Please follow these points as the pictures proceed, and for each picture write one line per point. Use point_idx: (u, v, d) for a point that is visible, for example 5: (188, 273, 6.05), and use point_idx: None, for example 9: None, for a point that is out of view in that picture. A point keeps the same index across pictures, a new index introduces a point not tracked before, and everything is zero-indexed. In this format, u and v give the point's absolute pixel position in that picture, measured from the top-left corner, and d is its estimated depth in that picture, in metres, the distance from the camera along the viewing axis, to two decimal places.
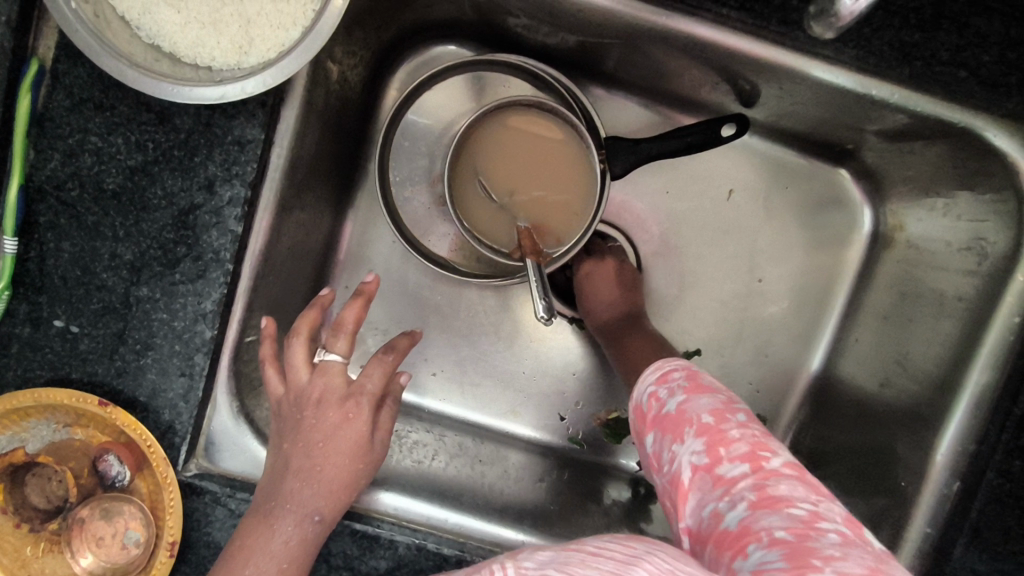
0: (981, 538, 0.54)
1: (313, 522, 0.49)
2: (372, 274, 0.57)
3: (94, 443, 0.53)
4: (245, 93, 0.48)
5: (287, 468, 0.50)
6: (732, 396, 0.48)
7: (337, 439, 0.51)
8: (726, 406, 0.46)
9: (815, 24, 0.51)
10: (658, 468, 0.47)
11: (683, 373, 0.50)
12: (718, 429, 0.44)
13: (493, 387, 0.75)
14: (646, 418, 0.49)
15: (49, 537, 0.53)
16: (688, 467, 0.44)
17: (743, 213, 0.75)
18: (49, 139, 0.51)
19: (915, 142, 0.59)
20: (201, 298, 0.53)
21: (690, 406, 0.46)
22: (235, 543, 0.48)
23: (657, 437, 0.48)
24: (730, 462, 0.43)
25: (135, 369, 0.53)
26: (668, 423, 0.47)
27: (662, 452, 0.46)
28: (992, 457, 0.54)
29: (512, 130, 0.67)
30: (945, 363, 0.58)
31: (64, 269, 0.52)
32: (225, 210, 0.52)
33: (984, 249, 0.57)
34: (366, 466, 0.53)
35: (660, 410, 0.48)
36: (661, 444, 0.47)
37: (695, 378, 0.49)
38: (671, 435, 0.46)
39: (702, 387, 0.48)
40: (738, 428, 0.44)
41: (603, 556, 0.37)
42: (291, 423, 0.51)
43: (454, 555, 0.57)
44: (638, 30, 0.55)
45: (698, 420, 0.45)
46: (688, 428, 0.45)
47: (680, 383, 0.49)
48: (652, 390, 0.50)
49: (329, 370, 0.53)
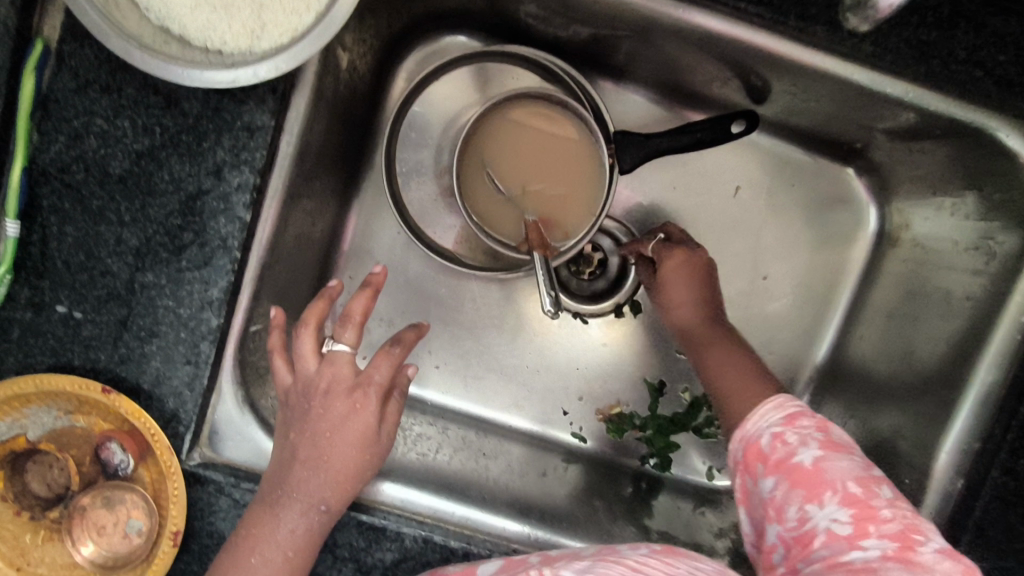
0: (984, 535, 0.54)
1: (319, 512, 0.49)
2: (381, 266, 0.56)
3: (96, 430, 0.52)
4: (258, 78, 0.47)
5: (294, 458, 0.50)
6: (871, 462, 0.46)
7: (344, 430, 0.50)
8: (869, 474, 0.44)
9: (852, 15, 0.51)
10: (773, 517, 0.45)
11: (813, 424, 0.48)
12: (866, 503, 0.43)
13: (496, 381, 0.74)
14: (766, 459, 0.47)
15: (49, 525, 0.52)
16: (822, 532, 0.42)
17: (749, 210, 0.75)
18: (53, 120, 0.50)
19: (925, 142, 0.59)
20: (207, 285, 0.52)
21: (831, 466, 0.45)
22: (242, 530, 0.48)
23: (780, 485, 0.45)
24: (875, 537, 0.41)
25: (139, 356, 0.52)
26: (802, 478, 0.45)
27: (786, 504, 0.45)
28: (996, 455, 0.54)
29: (521, 121, 0.66)
30: (950, 361, 0.58)
31: (67, 253, 0.51)
32: (233, 197, 0.51)
33: (992, 249, 0.58)
34: (373, 458, 0.52)
35: (788, 457, 0.46)
36: (785, 494, 0.45)
37: (829, 433, 0.47)
38: (804, 491, 0.44)
39: (839, 447, 0.46)
40: (889, 505, 0.43)
41: (643, 572, 0.41)
42: (299, 413, 0.51)
43: (461, 547, 0.57)
44: (654, 22, 0.55)
45: (842, 487, 0.44)
46: (829, 492, 0.44)
47: (814, 436, 0.47)
48: (776, 432, 0.48)
49: (336, 361, 0.52)
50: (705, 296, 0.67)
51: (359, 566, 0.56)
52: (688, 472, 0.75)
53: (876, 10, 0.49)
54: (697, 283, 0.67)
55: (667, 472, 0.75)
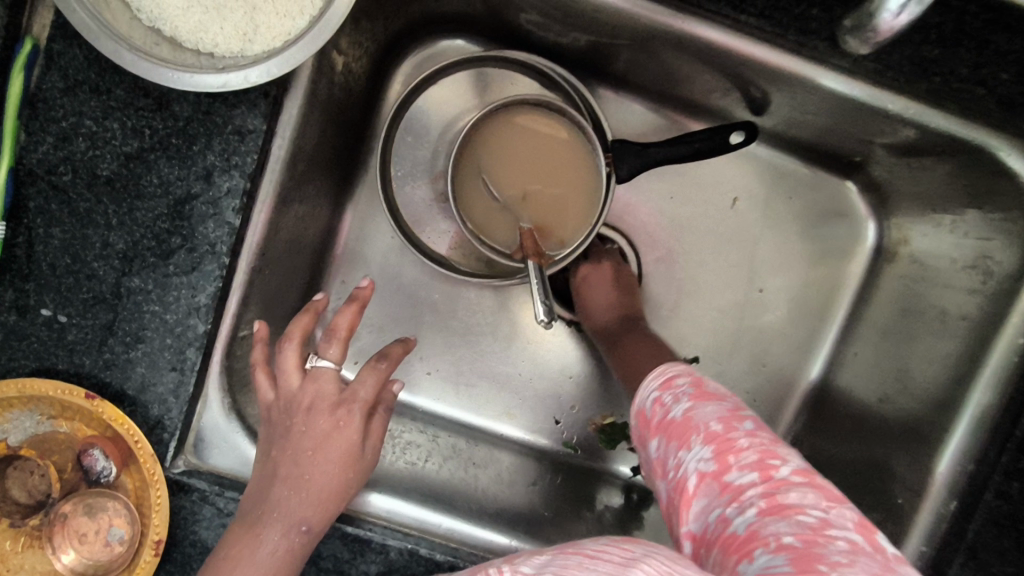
0: (976, 559, 0.53)
1: (300, 533, 0.48)
2: (367, 280, 0.56)
3: (79, 436, 0.52)
4: (248, 82, 0.46)
5: (275, 475, 0.49)
6: (740, 404, 0.46)
7: (327, 447, 0.50)
8: (733, 414, 0.45)
9: (850, 38, 0.48)
10: (662, 476, 0.46)
11: (687, 380, 0.49)
12: (726, 438, 0.43)
13: (488, 388, 0.74)
14: (650, 424, 0.48)
15: (29, 532, 0.51)
16: (692, 475, 0.43)
17: (745, 222, 0.74)
18: (41, 120, 0.49)
19: (925, 158, 0.59)
20: (195, 291, 0.51)
21: (696, 413, 0.45)
22: (221, 551, 0.46)
23: (662, 445, 0.46)
24: (738, 470, 0.42)
25: (124, 362, 0.51)
26: (674, 430, 0.45)
27: (667, 458, 0.46)
28: (991, 477, 0.53)
29: (519, 128, 0.66)
30: (946, 381, 0.58)
31: (53, 256, 0.50)
32: (223, 202, 0.51)
33: (990, 268, 0.57)
34: (356, 475, 0.51)
35: (665, 416, 0.47)
36: (665, 452, 0.46)
37: (701, 386, 0.48)
38: (677, 442, 0.45)
39: (709, 395, 0.47)
40: (748, 436, 0.43)
41: (600, 559, 0.36)
42: (280, 430, 0.50)
43: (447, 561, 0.56)
44: (652, 32, 0.54)
45: (705, 428, 0.44)
46: (695, 436, 0.44)
47: (685, 391, 0.48)
48: (656, 397, 0.49)
49: (320, 377, 0.52)
50: (621, 302, 0.70)
51: None
52: None
53: (878, 32, 0.43)
54: (614, 288, 0.71)
55: None
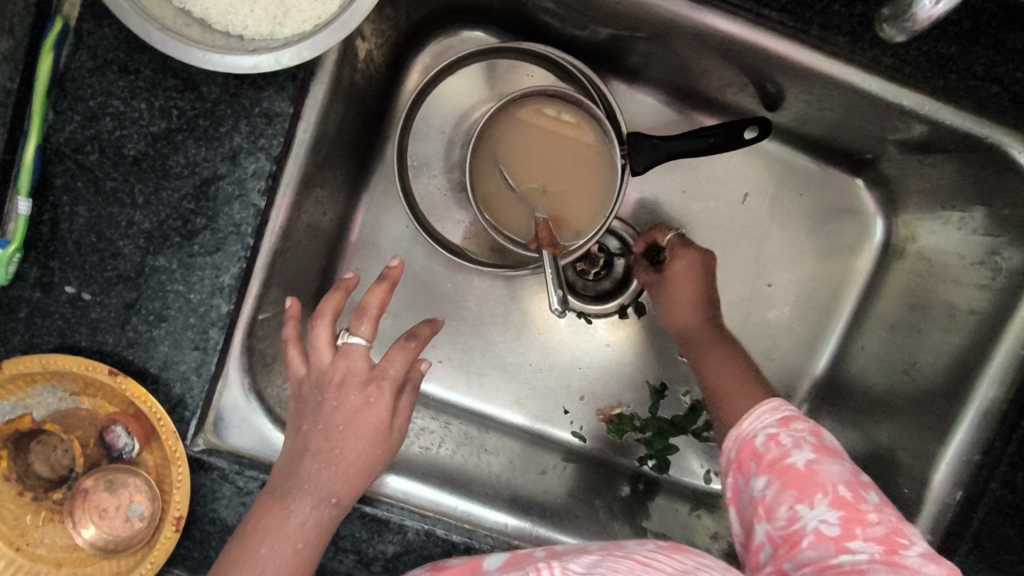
0: (980, 546, 0.55)
1: (330, 505, 0.49)
2: (398, 259, 0.57)
3: (101, 413, 0.52)
4: (280, 66, 0.47)
5: (305, 450, 0.49)
6: (860, 471, 0.50)
7: (358, 423, 0.50)
8: (857, 482, 0.48)
9: (886, 27, 0.51)
10: (763, 517, 0.49)
11: (808, 430, 0.52)
12: (854, 506, 0.46)
13: (499, 377, 0.75)
14: (762, 462, 0.51)
15: (50, 506, 0.52)
16: (810, 531, 0.46)
17: (758, 216, 0.75)
18: (69, 99, 0.50)
19: (936, 155, 0.60)
20: (219, 271, 0.52)
21: (822, 471, 0.49)
22: (250, 523, 0.47)
23: (773, 486, 0.49)
24: (862, 539, 0.45)
25: (147, 340, 0.52)
26: (794, 479, 0.48)
27: (777, 503, 0.48)
28: (996, 468, 0.54)
29: (536, 119, 0.66)
30: (954, 374, 0.59)
31: (78, 234, 0.51)
32: (248, 183, 0.51)
33: (998, 265, 0.58)
34: (385, 452, 0.52)
35: (782, 459, 0.50)
36: (777, 496, 0.49)
37: (822, 439, 0.51)
38: (796, 492, 0.48)
39: (831, 454, 0.50)
40: (876, 511, 0.46)
41: (651, 565, 0.43)
42: (312, 405, 0.51)
43: (463, 542, 0.57)
44: (673, 26, 0.55)
45: (832, 490, 0.47)
46: (819, 493, 0.47)
47: (807, 441, 0.51)
48: (772, 435, 0.52)
49: (351, 354, 0.52)
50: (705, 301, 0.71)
51: (361, 558, 0.56)
52: (686, 474, 0.76)
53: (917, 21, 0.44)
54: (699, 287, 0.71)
55: (665, 474, 0.75)
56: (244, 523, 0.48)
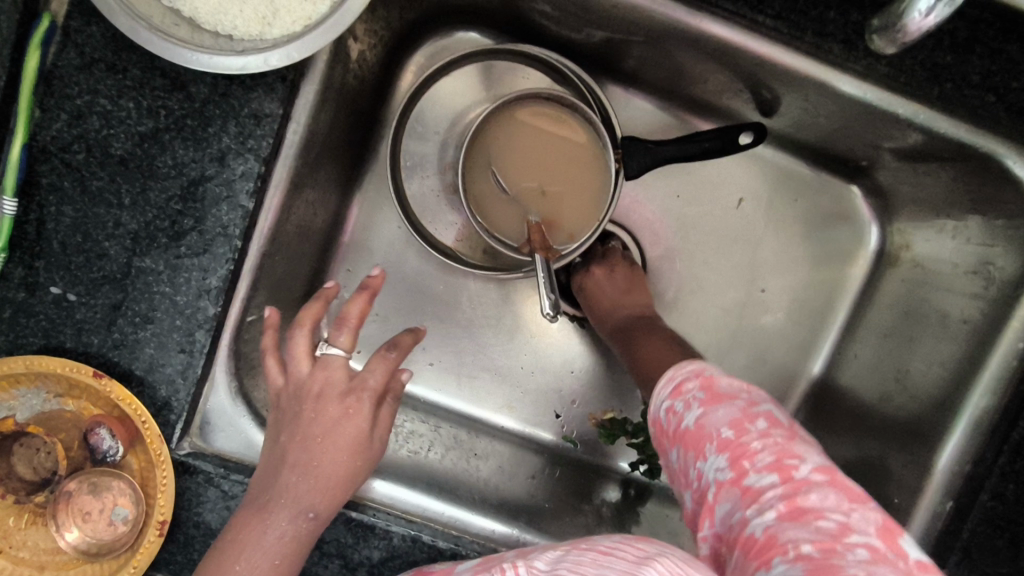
0: (970, 558, 0.54)
1: (307, 519, 0.48)
2: (380, 269, 0.56)
3: (86, 416, 0.52)
4: (269, 66, 0.46)
5: (282, 461, 0.49)
6: (752, 398, 0.46)
7: (337, 434, 0.50)
8: (745, 413, 0.44)
9: (880, 37, 0.46)
10: (684, 484, 0.47)
11: (697, 383, 0.47)
12: (740, 444, 0.43)
13: (490, 380, 0.74)
14: (666, 433, 0.48)
15: (33, 508, 0.51)
16: (713, 485, 0.44)
17: (750, 222, 0.74)
18: (56, 97, 0.49)
19: (931, 164, 0.60)
20: (206, 273, 0.51)
21: (709, 419, 0.45)
22: (227, 535, 0.47)
23: (680, 454, 0.46)
24: (757, 476, 0.42)
25: (132, 342, 0.51)
26: (688, 441, 0.45)
27: (686, 469, 0.46)
28: (987, 479, 0.54)
29: (529, 120, 0.66)
30: (946, 384, 0.59)
31: (64, 234, 0.50)
32: (236, 184, 0.51)
33: (991, 274, 0.58)
34: (365, 463, 0.51)
35: (678, 426, 0.46)
36: (684, 462, 0.46)
37: (712, 387, 0.46)
38: (691, 453, 0.45)
39: (718, 396, 0.46)
40: (762, 439, 0.43)
41: (614, 556, 0.37)
42: (289, 415, 0.51)
43: (449, 548, 0.56)
44: (667, 30, 0.55)
45: (718, 436, 0.44)
46: (710, 446, 0.44)
47: (696, 395, 0.46)
48: (667, 405, 0.48)
49: (330, 364, 0.52)
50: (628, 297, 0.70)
51: (347, 563, 0.56)
52: None
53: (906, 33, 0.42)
54: (619, 287, 0.71)
55: (655, 480, 0.74)
56: (223, 535, 0.47)
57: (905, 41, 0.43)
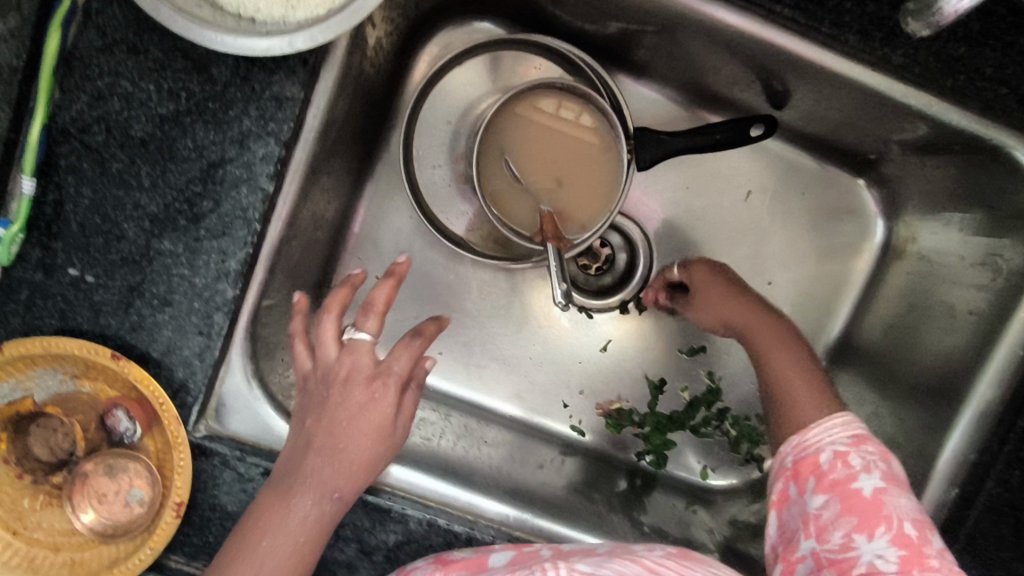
0: (975, 543, 0.55)
1: (331, 501, 0.48)
2: (406, 256, 0.56)
3: (102, 397, 0.52)
4: (292, 49, 0.47)
5: (308, 445, 0.49)
6: (928, 510, 0.48)
7: (363, 419, 0.50)
8: (926, 522, 0.47)
9: (912, 21, 0.51)
10: (812, 533, 0.48)
11: (879, 453, 0.50)
12: (913, 541, 0.46)
13: (499, 370, 0.75)
14: (822, 478, 0.50)
15: (49, 490, 0.52)
16: (859, 557, 0.46)
17: (759, 215, 0.75)
18: (76, 78, 0.49)
19: (939, 157, 0.61)
20: (225, 256, 0.51)
21: (892, 502, 0.47)
22: (252, 517, 0.47)
23: (832, 507, 0.48)
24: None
25: (150, 324, 0.52)
26: (859, 506, 0.47)
27: (830, 524, 0.47)
28: (993, 466, 0.55)
29: (542, 111, 0.66)
30: (951, 374, 0.60)
31: (82, 215, 0.50)
32: (256, 167, 0.51)
33: (998, 266, 0.59)
34: (388, 449, 0.51)
35: (848, 482, 0.48)
36: (833, 517, 0.48)
37: (892, 464, 0.49)
38: (855, 519, 0.47)
39: (902, 484, 0.49)
40: (939, 556, 0.45)
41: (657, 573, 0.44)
42: (317, 400, 0.51)
43: (465, 533, 0.57)
44: (683, 20, 0.55)
45: (897, 525, 0.46)
46: (881, 527, 0.46)
47: (882, 468, 0.49)
48: (841, 455, 0.50)
49: (356, 350, 0.51)
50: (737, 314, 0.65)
51: (363, 546, 0.56)
52: (680, 469, 0.76)
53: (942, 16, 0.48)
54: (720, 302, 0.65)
55: (664, 470, 0.75)
56: (248, 515, 0.48)
57: (938, 23, 0.49)
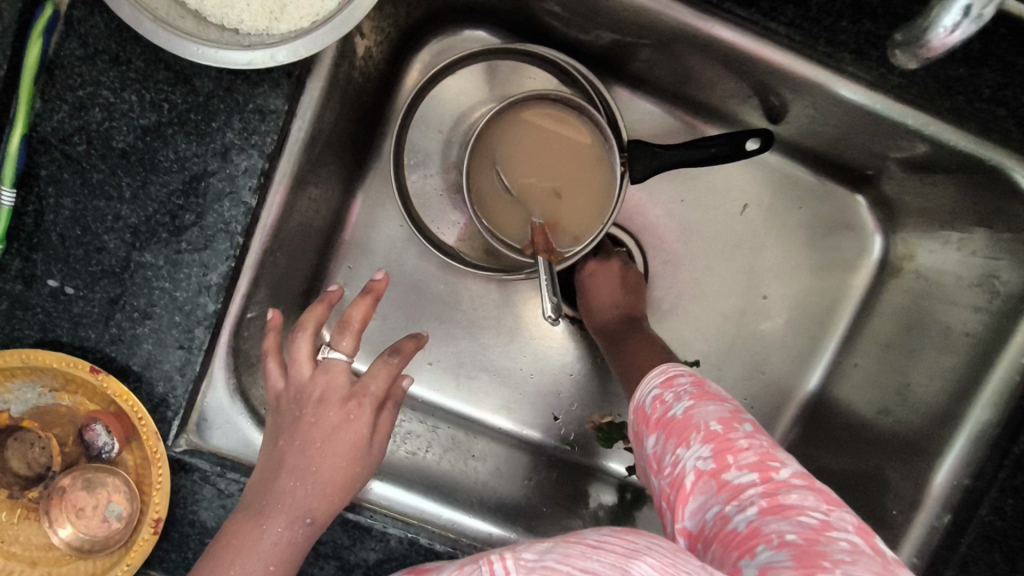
0: (967, 572, 0.54)
1: (303, 525, 0.47)
2: (383, 272, 0.56)
3: (81, 411, 0.51)
4: (274, 62, 0.46)
5: (281, 465, 0.48)
6: (740, 408, 0.48)
7: (336, 439, 0.49)
8: (733, 415, 0.46)
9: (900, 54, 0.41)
10: (657, 471, 0.47)
11: (686, 377, 0.50)
12: (726, 437, 0.44)
13: (489, 381, 0.74)
14: (649, 420, 0.49)
15: (26, 504, 0.51)
16: (690, 472, 0.44)
17: (756, 228, 0.74)
18: (58, 88, 0.48)
19: (938, 175, 0.59)
20: (206, 270, 0.51)
21: (698, 411, 0.46)
22: (222, 540, 0.46)
23: (660, 440, 0.47)
24: (737, 469, 0.43)
25: (130, 337, 0.51)
26: (674, 427, 0.46)
27: (664, 454, 0.46)
28: (987, 493, 0.54)
29: (535, 122, 0.65)
30: (948, 396, 0.59)
31: (63, 226, 0.50)
32: (239, 180, 0.50)
33: (995, 287, 0.58)
34: (363, 470, 0.51)
35: (665, 413, 0.48)
36: (664, 447, 0.47)
37: (703, 386, 0.49)
38: (676, 439, 0.46)
39: (708, 394, 0.48)
40: (747, 438, 0.44)
41: (603, 549, 0.36)
42: (289, 420, 0.50)
43: (447, 552, 0.56)
44: (679, 34, 0.54)
45: (705, 427, 0.45)
46: (695, 433, 0.45)
47: (687, 390, 0.49)
48: (658, 394, 0.50)
49: (331, 369, 0.51)
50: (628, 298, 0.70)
51: (342, 564, 0.55)
52: None
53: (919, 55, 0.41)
54: (616, 285, 0.71)
55: None
56: (219, 539, 0.46)
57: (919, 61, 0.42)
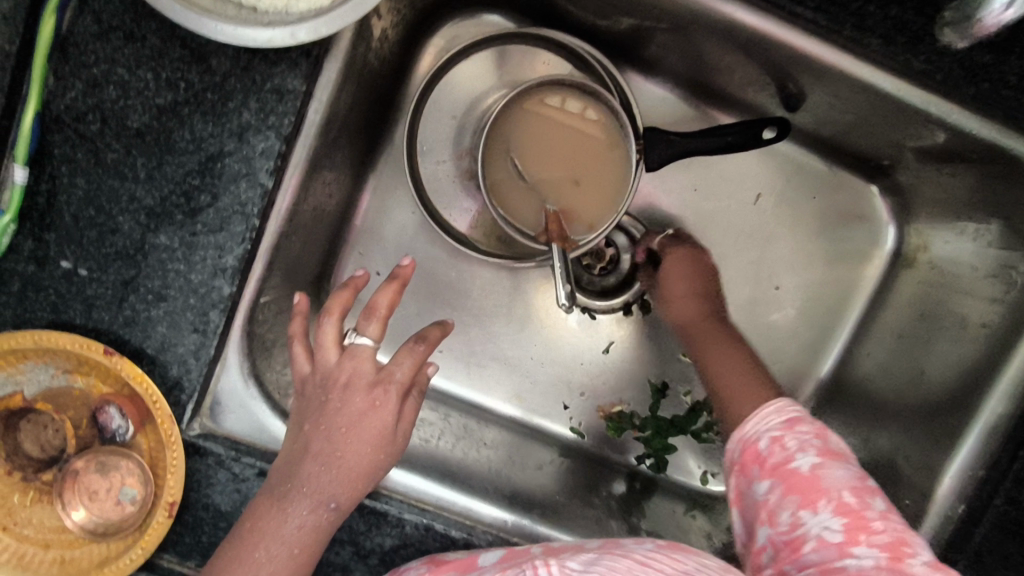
0: (980, 562, 0.54)
1: (328, 510, 0.47)
2: (410, 257, 0.55)
3: (95, 393, 0.51)
4: (297, 40, 0.45)
5: (306, 450, 0.48)
6: (868, 475, 0.47)
7: (361, 426, 0.49)
8: (864, 486, 0.45)
9: (949, 31, 0.48)
10: (765, 520, 0.46)
11: (812, 432, 0.49)
12: (859, 512, 0.43)
13: (500, 370, 0.73)
14: (763, 463, 0.48)
15: (39, 486, 0.51)
16: (812, 536, 0.43)
17: (769, 218, 0.74)
18: (71, 65, 0.48)
19: (956, 165, 0.59)
20: (222, 252, 0.50)
21: (827, 474, 0.45)
22: (246, 523, 0.46)
23: (776, 490, 0.46)
24: (865, 546, 0.42)
25: (144, 320, 0.50)
26: (798, 484, 0.45)
27: (779, 507, 0.46)
28: (1001, 484, 0.54)
29: (550, 108, 0.65)
30: (962, 387, 0.58)
31: (76, 207, 0.49)
32: (256, 161, 0.49)
33: (1012, 278, 0.58)
34: (388, 457, 0.50)
35: (786, 463, 0.47)
36: (781, 499, 0.46)
37: (827, 441, 0.48)
38: (798, 496, 0.45)
39: (837, 456, 0.47)
40: (881, 517, 0.43)
41: (649, 566, 0.40)
42: (315, 404, 0.49)
43: (462, 538, 0.56)
44: (700, 18, 0.54)
45: (837, 495, 0.44)
46: (824, 499, 0.44)
47: (813, 444, 0.48)
48: (775, 438, 0.49)
49: (358, 355, 0.51)
50: (702, 292, 0.69)
51: (357, 550, 0.56)
52: (681, 473, 0.75)
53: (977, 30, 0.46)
54: (692, 278, 0.69)
55: (663, 474, 0.74)
56: (241, 521, 0.47)
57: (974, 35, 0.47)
